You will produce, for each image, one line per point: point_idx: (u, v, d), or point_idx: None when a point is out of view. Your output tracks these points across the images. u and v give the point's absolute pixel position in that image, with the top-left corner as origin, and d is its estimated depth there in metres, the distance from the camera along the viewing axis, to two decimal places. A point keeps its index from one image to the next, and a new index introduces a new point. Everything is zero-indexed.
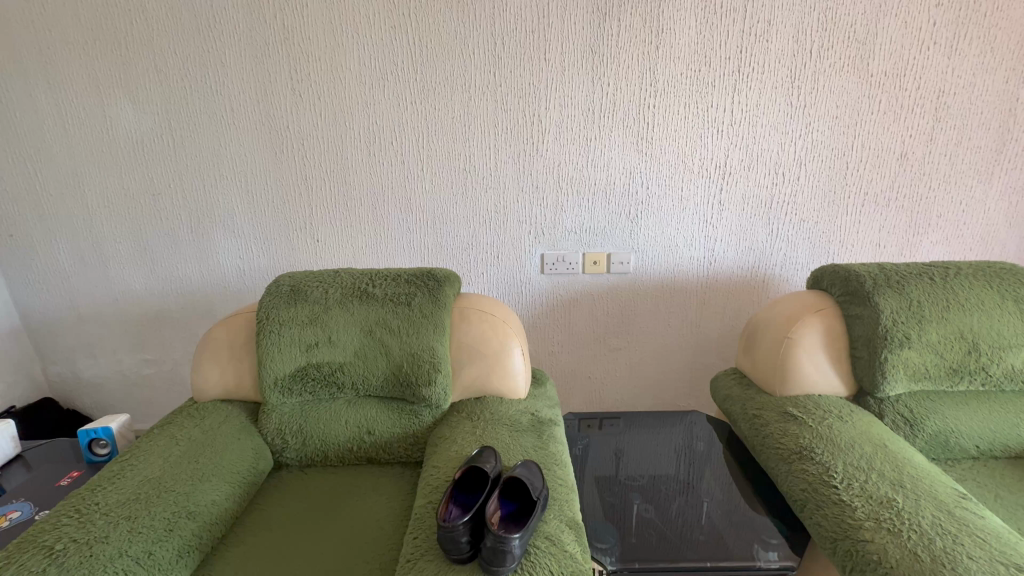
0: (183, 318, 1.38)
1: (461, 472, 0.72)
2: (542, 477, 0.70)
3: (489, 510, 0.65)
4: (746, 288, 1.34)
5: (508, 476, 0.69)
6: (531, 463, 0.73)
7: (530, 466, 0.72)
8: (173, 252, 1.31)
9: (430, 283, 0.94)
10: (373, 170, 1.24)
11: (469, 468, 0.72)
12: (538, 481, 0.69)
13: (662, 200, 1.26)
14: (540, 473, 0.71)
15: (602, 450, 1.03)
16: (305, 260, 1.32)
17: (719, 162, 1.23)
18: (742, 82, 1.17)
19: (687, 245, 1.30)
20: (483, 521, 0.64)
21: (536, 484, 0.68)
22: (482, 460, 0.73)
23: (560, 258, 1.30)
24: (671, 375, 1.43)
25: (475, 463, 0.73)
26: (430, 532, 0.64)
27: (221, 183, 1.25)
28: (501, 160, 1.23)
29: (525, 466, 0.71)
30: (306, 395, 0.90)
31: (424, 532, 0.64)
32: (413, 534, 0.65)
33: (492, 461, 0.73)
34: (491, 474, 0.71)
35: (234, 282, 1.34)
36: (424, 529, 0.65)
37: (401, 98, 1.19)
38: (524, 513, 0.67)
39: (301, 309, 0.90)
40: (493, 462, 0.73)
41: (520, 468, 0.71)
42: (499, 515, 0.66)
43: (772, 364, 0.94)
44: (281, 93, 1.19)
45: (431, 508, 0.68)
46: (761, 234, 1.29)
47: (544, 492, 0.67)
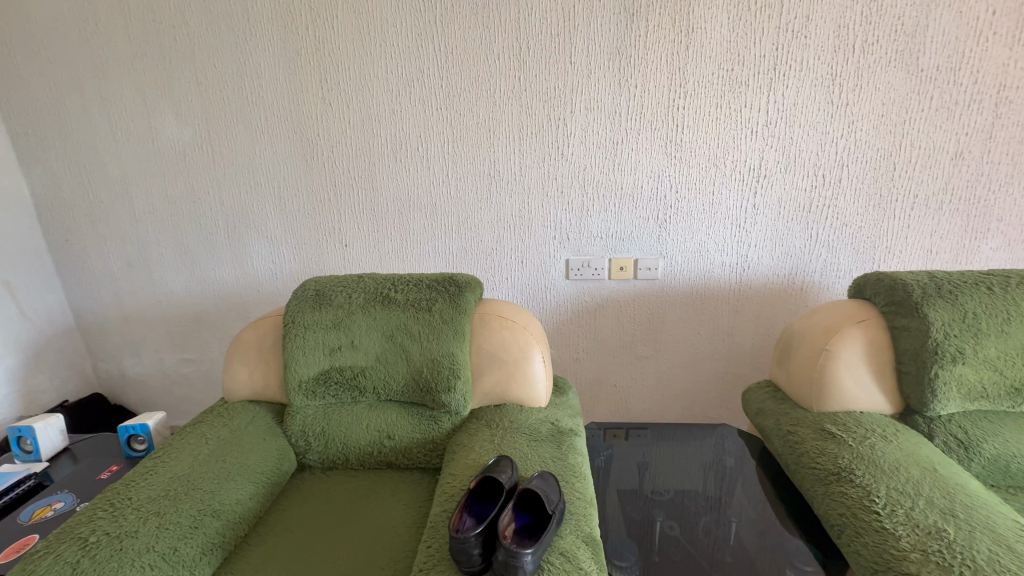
0: (219, 319, 1.43)
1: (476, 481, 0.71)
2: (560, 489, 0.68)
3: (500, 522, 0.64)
4: (782, 296, 1.28)
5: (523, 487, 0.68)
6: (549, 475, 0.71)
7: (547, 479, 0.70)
8: (211, 256, 1.37)
9: (451, 289, 0.94)
10: (400, 176, 1.26)
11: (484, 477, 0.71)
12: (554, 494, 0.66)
13: (692, 203, 1.22)
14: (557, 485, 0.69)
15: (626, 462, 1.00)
16: (333, 264, 1.35)
17: (753, 165, 1.18)
18: (778, 80, 1.12)
19: (719, 250, 1.25)
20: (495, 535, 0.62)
21: (552, 496, 0.66)
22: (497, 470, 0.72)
23: (586, 263, 1.28)
24: (702, 385, 1.38)
25: (490, 473, 0.72)
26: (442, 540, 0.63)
27: (256, 190, 1.30)
28: (527, 164, 1.22)
29: (541, 478, 0.69)
30: (330, 398, 0.91)
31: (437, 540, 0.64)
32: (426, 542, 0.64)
33: (507, 471, 0.72)
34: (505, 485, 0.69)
35: (268, 285, 1.38)
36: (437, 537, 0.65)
37: (427, 104, 1.20)
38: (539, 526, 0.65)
39: (325, 313, 0.92)
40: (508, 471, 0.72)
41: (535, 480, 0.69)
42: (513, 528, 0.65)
43: (809, 377, 0.88)
44: (312, 102, 1.22)
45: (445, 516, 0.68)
46: (799, 239, 1.23)
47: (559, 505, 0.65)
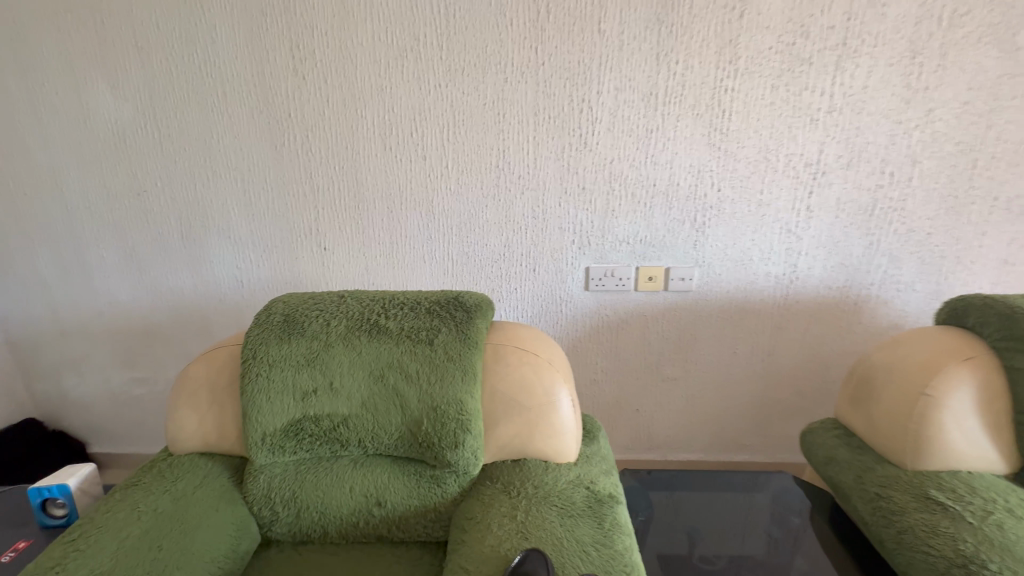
0: (175, 334, 1.21)
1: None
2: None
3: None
4: (833, 311, 1.11)
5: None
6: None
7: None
8: (163, 260, 1.15)
9: (457, 314, 0.74)
10: (390, 167, 1.05)
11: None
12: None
13: (736, 204, 1.04)
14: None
15: (671, 525, 0.82)
16: (310, 271, 1.14)
17: (810, 159, 1.00)
18: (847, 58, 0.93)
19: (763, 259, 1.08)
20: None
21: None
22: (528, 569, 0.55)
23: (609, 273, 1.09)
24: (735, 410, 1.22)
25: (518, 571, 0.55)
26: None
27: (215, 182, 1.08)
28: (543, 155, 1.02)
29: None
30: (303, 454, 0.72)
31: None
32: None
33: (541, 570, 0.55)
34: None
35: (232, 295, 1.17)
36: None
37: (423, 80, 0.99)
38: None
39: (296, 346, 0.71)
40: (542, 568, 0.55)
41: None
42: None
43: (902, 426, 0.72)
44: (282, 76, 1.00)
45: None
46: (857, 247, 1.06)
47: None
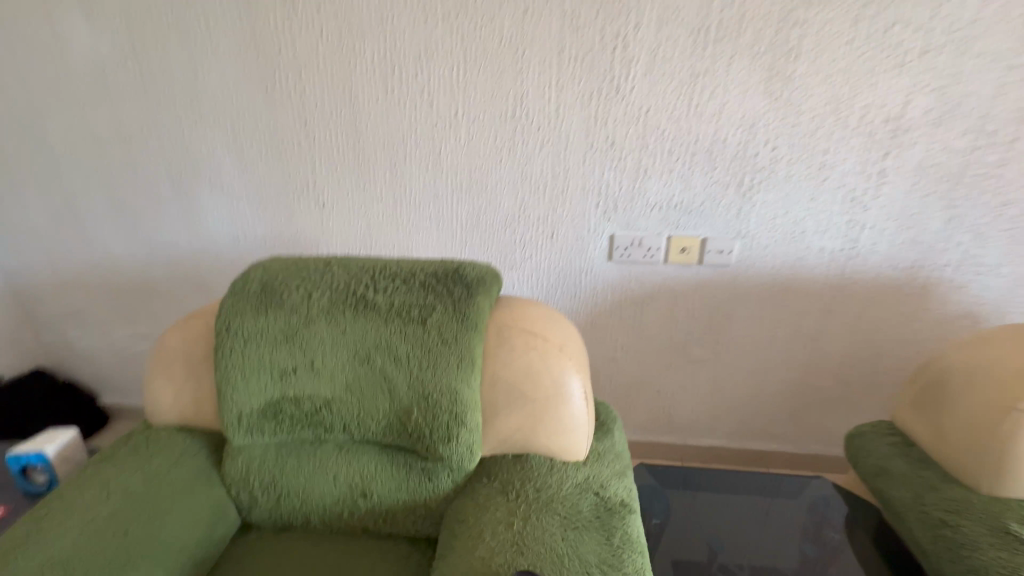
0: (172, 291, 1.16)
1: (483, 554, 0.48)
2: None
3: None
4: (894, 295, 0.96)
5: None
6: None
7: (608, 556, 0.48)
8: (155, 212, 1.08)
9: (455, 289, 0.64)
10: (392, 114, 0.93)
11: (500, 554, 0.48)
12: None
13: (792, 166, 0.88)
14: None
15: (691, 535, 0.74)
16: (307, 229, 1.05)
17: (890, 114, 0.83)
18: None
19: (818, 231, 0.93)
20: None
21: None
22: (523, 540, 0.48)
23: (636, 242, 0.97)
24: (767, 397, 1.11)
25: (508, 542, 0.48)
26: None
27: (203, 128, 0.98)
28: (567, 103, 0.88)
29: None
30: (283, 437, 0.65)
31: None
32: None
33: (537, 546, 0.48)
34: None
35: (228, 252, 1.09)
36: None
37: (429, 10, 0.84)
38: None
39: (274, 320, 0.63)
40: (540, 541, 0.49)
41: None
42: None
43: (975, 442, 0.61)
44: (270, 3, 0.87)
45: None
46: (934, 221, 0.90)
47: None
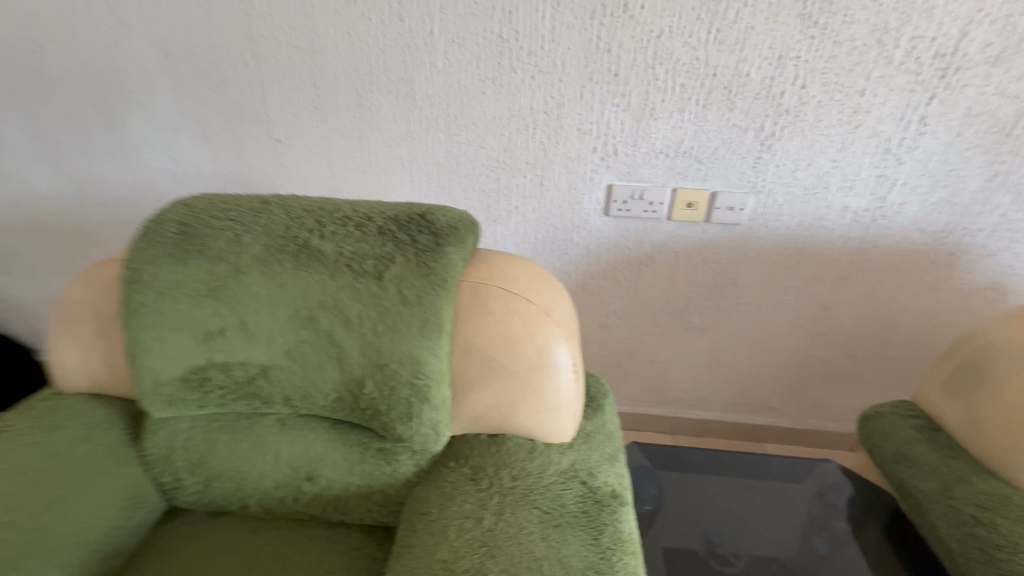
0: (108, 238, 1.01)
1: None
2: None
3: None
4: (918, 263, 0.87)
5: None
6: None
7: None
8: (80, 143, 0.92)
9: (421, 237, 0.52)
10: (355, 30, 0.77)
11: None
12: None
13: (823, 109, 0.76)
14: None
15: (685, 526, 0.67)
16: (260, 169, 0.91)
17: (941, 48, 0.71)
18: None
19: (843, 188, 0.82)
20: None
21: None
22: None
23: (637, 195, 0.85)
24: (768, 370, 1.03)
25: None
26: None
27: (129, 40, 0.82)
28: (565, 21, 0.74)
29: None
30: (212, 410, 0.55)
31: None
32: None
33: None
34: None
35: (169, 194, 0.95)
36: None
37: None
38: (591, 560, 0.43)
39: (195, 270, 0.51)
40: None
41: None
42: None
43: (1016, 426, 0.54)
44: None
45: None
46: (974, 179, 0.79)
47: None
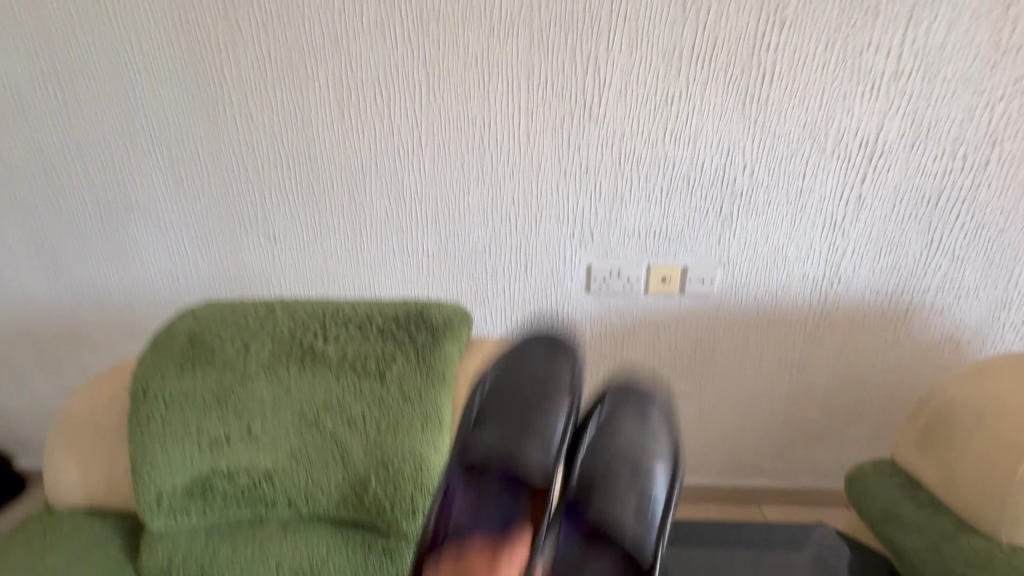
0: (102, 338, 1.03)
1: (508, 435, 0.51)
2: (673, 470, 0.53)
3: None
4: (878, 321, 0.94)
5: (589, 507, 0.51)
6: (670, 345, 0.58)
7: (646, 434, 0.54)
8: (82, 250, 0.96)
9: (419, 335, 0.56)
10: (349, 141, 0.85)
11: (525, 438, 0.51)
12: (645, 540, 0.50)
13: (772, 192, 0.86)
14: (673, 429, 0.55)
15: None
16: (258, 266, 0.95)
17: (865, 138, 0.82)
18: (919, 10, 0.74)
19: (800, 257, 0.90)
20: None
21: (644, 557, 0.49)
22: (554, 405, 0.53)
23: (615, 273, 0.91)
24: (756, 430, 1.05)
25: (538, 415, 0.52)
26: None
27: (139, 157, 0.88)
28: (538, 128, 0.83)
29: (625, 459, 0.52)
30: (214, 519, 0.55)
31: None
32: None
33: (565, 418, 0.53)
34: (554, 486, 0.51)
35: (165, 293, 0.98)
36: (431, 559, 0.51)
37: (388, 31, 0.79)
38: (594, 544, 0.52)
39: (202, 380, 0.54)
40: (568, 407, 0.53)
41: (621, 457, 0.52)
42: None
43: (991, 482, 0.57)
44: (211, 22, 0.79)
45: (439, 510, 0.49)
46: (913, 245, 0.88)
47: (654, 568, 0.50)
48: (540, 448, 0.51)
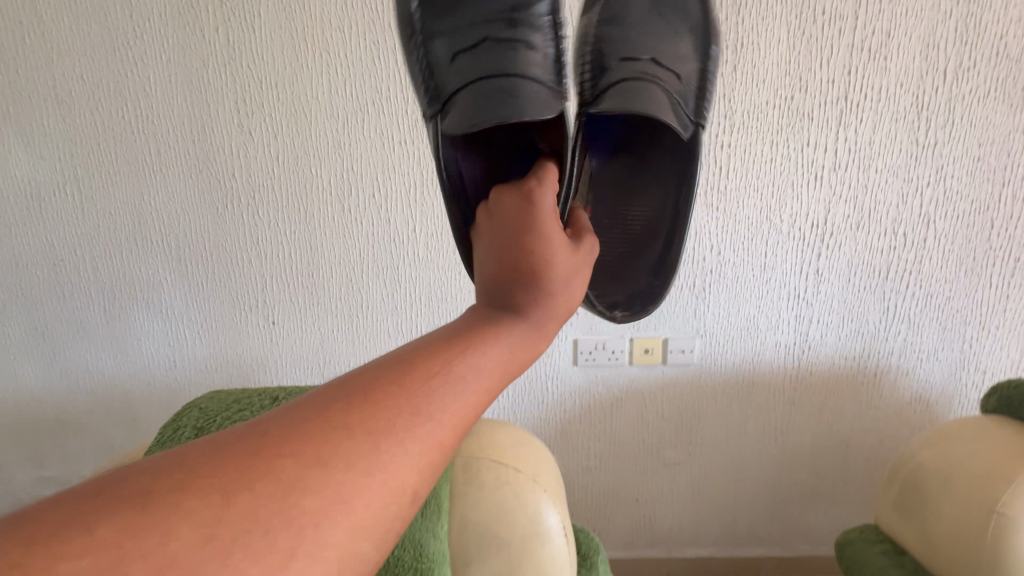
0: (92, 425, 1.02)
1: (501, 53, 0.52)
2: (703, 43, 0.62)
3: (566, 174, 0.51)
4: (850, 384, 0.99)
5: (614, 83, 0.55)
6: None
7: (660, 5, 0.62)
8: (80, 339, 0.97)
9: None
10: (348, 231, 0.92)
11: (524, 77, 0.50)
12: (675, 119, 0.54)
13: (739, 268, 0.94)
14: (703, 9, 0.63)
15: None
16: (256, 348, 0.98)
17: (817, 220, 0.91)
18: (850, 113, 0.85)
19: (771, 327, 0.96)
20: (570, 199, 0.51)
21: (679, 116, 0.55)
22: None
23: (600, 345, 0.96)
24: (747, 496, 1.07)
25: (526, 32, 0.53)
26: (488, 196, 0.45)
27: (146, 250, 0.93)
28: None
29: (647, 52, 0.58)
30: None
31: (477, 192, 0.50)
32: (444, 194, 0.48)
33: (549, 34, 0.55)
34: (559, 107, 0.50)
35: (161, 377, 1.00)
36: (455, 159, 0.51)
37: (385, 135, 0.87)
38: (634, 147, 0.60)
39: None
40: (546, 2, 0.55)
41: (645, 44, 0.59)
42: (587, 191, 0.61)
43: (955, 542, 0.63)
44: (224, 130, 0.87)
45: (450, 103, 0.51)
46: (872, 313, 0.95)
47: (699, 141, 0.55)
48: (540, 66, 0.52)
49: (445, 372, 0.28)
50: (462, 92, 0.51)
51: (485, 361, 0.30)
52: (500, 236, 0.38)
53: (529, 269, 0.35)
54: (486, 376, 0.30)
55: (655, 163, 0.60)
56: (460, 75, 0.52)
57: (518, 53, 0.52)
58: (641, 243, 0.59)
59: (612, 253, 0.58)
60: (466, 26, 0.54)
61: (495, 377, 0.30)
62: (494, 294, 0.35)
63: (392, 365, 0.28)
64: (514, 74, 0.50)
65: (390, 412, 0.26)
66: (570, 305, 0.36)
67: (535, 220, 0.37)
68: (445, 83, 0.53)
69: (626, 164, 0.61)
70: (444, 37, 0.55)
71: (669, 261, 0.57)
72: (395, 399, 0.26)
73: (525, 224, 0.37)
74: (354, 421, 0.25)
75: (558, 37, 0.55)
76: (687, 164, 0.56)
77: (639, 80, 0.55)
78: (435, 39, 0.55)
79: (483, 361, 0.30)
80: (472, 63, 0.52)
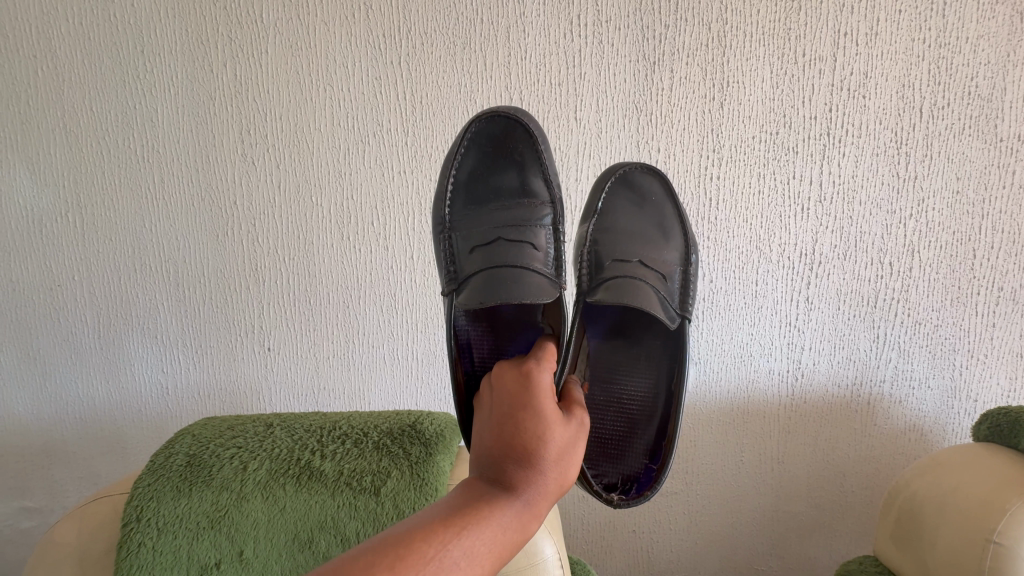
0: (78, 455, 1.00)
1: (508, 249, 0.69)
2: (686, 243, 0.77)
3: (562, 355, 0.65)
4: (845, 413, 0.99)
5: (607, 280, 0.71)
6: (647, 169, 0.79)
7: (647, 208, 0.78)
8: (72, 366, 0.97)
9: (410, 451, 0.63)
10: (346, 258, 0.93)
11: (529, 274, 0.67)
12: (663, 314, 0.69)
13: (730, 296, 0.95)
14: (681, 211, 0.78)
15: None
16: (251, 374, 0.98)
17: (805, 249, 0.93)
18: (833, 147, 0.89)
19: (764, 354, 0.97)
20: (564, 376, 0.63)
21: (665, 309, 0.70)
22: (535, 204, 0.73)
23: None
24: (746, 528, 1.06)
25: (530, 232, 0.71)
26: (494, 371, 0.57)
27: (145, 276, 0.94)
28: None
29: (636, 254, 0.74)
30: None
31: (480, 356, 0.67)
32: (456, 353, 0.64)
33: (549, 234, 0.72)
34: (555, 294, 0.66)
35: (154, 404, 0.99)
36: (467, 332, 0.67)
37: (385, 165, 0.89)
38: (626, 330, 0.74)
39: (199, 502, 0.59)
40: (550, 210, 0.74)
41: (635, 248, 0.74)
42: (586, 368, 0.73)
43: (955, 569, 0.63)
44: (228, 159, 0.89)
45: (465, 284, 0.67)
46: (862, 340, 0.97)
47: (685, 332, 0.71)
48: (539, 261, 0.69)
49: (445, 550, 0.38)
50: (473, 276, 0.67)
51: (481, 534, 0.40)
52: (501, 411, 0.49)
53: (524, 448, 0.45)
54: (478, 555, 0.39)
55: (648, 345, 0.73)
56: (477, 264, 0.68)
57: (522, 252, 0.69)
58: (637, 424, 0.71)
59: (614, 430, 0.70)
60: (481, 223, 0.72)
61: (485, 555, 0.40)
62: (489, 468, 0.45)
63: (416, 530, 0.39)
64: (519, 267, 0.67)
65: (412, 568, 0.37)
66: (560, 482, 0.46)
67: (533, 400, 0.48)
68: (462, 268, 0.69)
69: (622, 346, 0.74)
70: (462, 233, 0.71)
71: (663, 445, 0.69)
72: (413, 556, 0.37)
73: (523, 403, 0.48)
74: (387, 572, 0.36)
75: (558, 236, 0.73)
76: (677, 350, 0.72)
77: (632, 277, 0.71)
78: (455, 232, 0.72)
79: (485, 549, 0.40)
80: (488, 256, 0.68)
